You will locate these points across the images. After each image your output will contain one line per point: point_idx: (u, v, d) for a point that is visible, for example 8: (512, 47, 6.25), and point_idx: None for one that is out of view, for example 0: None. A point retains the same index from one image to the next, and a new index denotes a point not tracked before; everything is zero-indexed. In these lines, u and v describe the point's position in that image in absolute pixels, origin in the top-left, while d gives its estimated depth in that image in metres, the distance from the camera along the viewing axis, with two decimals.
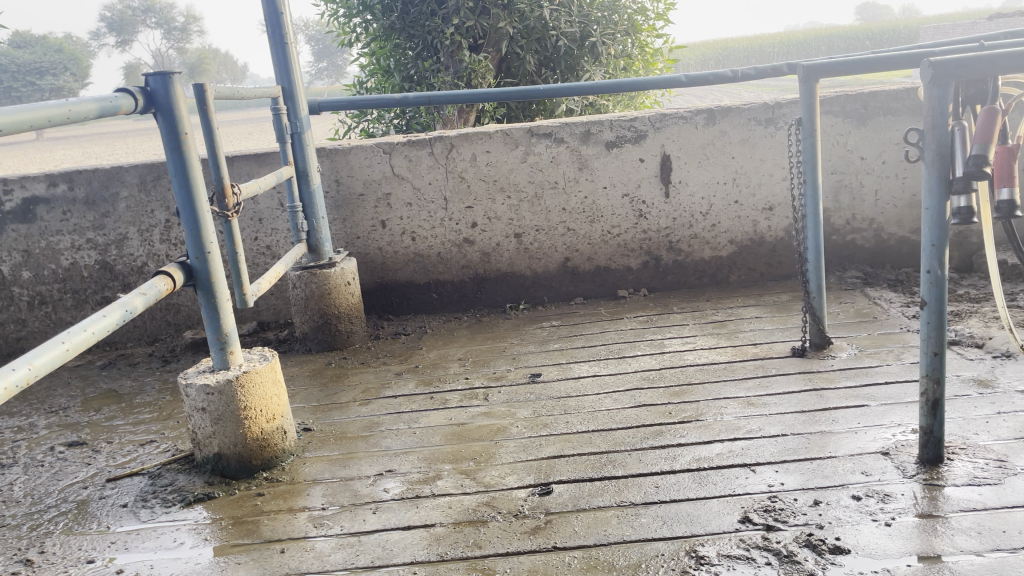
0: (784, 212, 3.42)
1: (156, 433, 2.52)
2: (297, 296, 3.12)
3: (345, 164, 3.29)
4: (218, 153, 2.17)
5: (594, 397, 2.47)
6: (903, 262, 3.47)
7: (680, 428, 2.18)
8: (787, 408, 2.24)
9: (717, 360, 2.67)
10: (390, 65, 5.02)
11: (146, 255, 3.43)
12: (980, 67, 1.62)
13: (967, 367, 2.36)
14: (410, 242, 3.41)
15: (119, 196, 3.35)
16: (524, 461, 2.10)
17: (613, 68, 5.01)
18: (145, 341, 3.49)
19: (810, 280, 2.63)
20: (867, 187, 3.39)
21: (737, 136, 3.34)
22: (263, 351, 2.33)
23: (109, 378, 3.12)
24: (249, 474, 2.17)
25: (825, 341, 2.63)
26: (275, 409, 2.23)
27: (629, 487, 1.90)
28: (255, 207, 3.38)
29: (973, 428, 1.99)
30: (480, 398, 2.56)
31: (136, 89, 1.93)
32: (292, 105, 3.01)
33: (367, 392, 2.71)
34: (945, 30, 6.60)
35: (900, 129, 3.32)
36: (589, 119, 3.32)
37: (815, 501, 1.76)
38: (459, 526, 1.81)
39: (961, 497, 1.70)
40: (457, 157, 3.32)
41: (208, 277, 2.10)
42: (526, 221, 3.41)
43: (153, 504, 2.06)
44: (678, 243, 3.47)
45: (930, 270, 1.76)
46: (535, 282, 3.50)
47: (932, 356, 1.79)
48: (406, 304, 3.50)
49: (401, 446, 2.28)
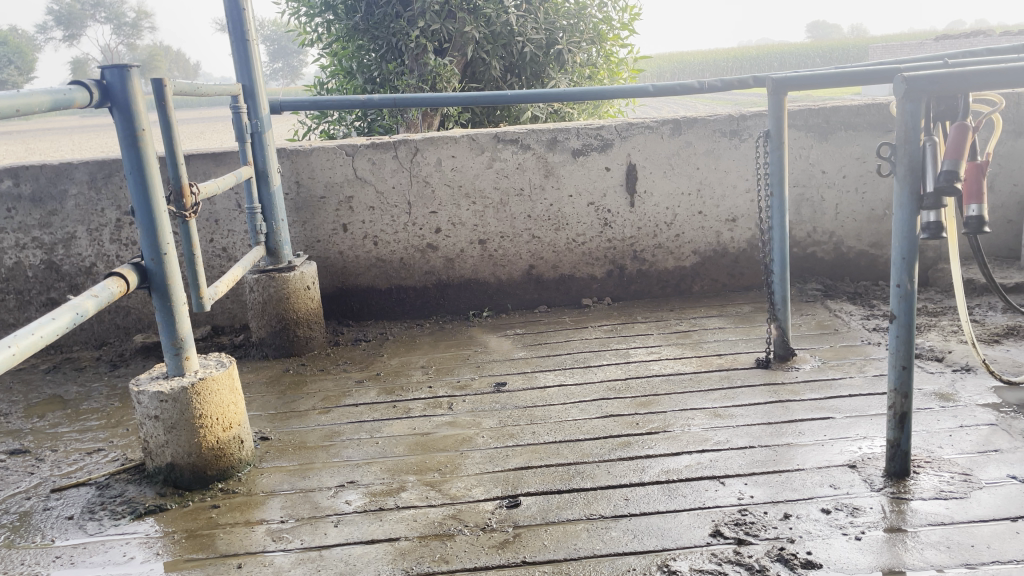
0: (747, 224, 3.44)
1: (104, 442, 2.41)
2: (254, 300, 3.03)
3: (306, 166, 3.22)
4: (176, 151, 2.09)
5: (561, 407, 2.44)
6: (862, 275, 3.52)
7: (648, 439, 2.16)
8: (754, 420, 2.24)
9: (683, 370, 2.66)
10: (353, 67, 4.90)
11: (95, 255, 3.30)
12: (953, 85, 1.64)
13: (928, 380, 2.39)
14: (372, 247, 3.35)
15: (68, 193, 3.22)
16: (490, 472, 2.05)
17: (579, 77, 5.01)
18: (93, 344, 3.36)
19: (775, 291, 2.61)
20: (828, 201, 3.43)
21: (702, 147, 3.35)
22: (220, 357, 2.24)
23: (54, 383, 2.98)
24: (203, 485, 2.09)
25: (789, 352, 2.64)
26: (232, 418, 2.15)
27: (599, 499, 1.87)
28: (211, 208, 3.27)
29: (937, 442, 2.01)
30: (445, 407, 2.51)
31: (91, 82, 1.85)
32: (253, 104, 2.93)
33: (328, 400, 2.63)
34: (898, 47, 6.78)
35: (861, 144, 3.36)
36: (555, 127, 3.30)
37: (785, 514, 1.75)
38: (425, 539, 1.76)
39: (929, 510, 1.71)
40: (422, 162, 3.26)
41: (164, 279, 2.02)
42: (491, 227, 3.37)
43: (100, 516, 1.96)
44: (642, 252, 3.46)
45: (899, 284, 1.77)
46: (498, 289, 3.46)
47: (901, 369, 1.80)
48: (367, 309, 3.43)
49: (363, 456, 2.21)
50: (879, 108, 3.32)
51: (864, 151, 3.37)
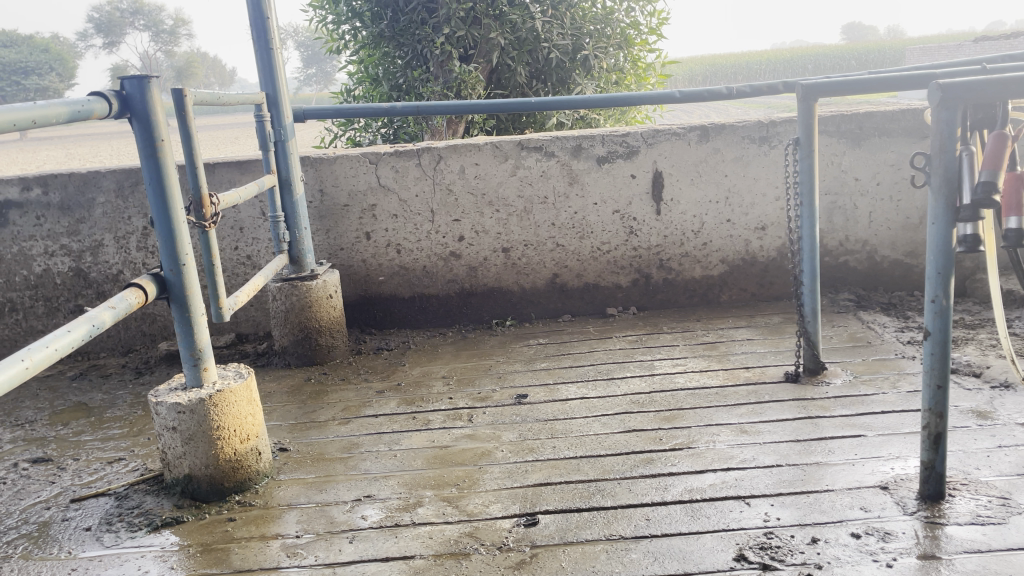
0: (777, 232, 3.36)
1: (125, 451, 2.41)
2: (277, 308, 3.03)
3: (329, 173, 3.21)
4: (196, 160, 2.08)
5: (582, 421, 2.39)
6: (896, 286, 3.42)
7: (672, 456, 2.11)
8: (781, 437, 2.17)
9: (709, 384, 2.59)
10: (379, 74, 4.94)
11: (122, 262, 3.32)
12: (990, 93, 1.57)
13: (965, 397, 2.30)
14: (395, 255, 3.33)
15: (96, 201, 3.24)
16: (509, 488, 2.01)
17: (605, 82, 4.97)
18: (119, 351, 3.38)
19: (805, 304, 2.54)
20: (861, 209, 3.34)
21: (731, 154, 3.28)
22: (239, 367, 2.23)
23: (79, 390, 3.00)
24: (220, 497, 2.07)
25: (820, 366, 2.56)
26: (250, 429, 2.13)
27: (619, 519, 1.82)
28: (236, 215, 3.28)
29: (974, 463, 1.93)
30: (465, 419, 2.47)
31: (110, 92, 1.84)
32: (276, 112, 2.92)
33: (348, 411, 2.61)
34: (934, 51, 6.65)
35: (896, 151, 3.27)
36: (580, 134, 3.25)
37: (813, 538, 1.68)
38: (440, 558, 1.73)
39: (965, 537, 1.63)
40: (445, 169, 3.24)
41: (183, 290, 2.01)
42: (515, 235, 3.34)
43: (118, 528, 1.95)
44: (668, 261, 3.40)
45: (934, 299, 1.70)
46: (522, 298, 3.42)
47: (935, 388, 1.73)
48: (390, 318, 3.41)
49: (380, 470, 2.18)
50: (915, 113, 3.23)
51: (898, 157, 3.28)
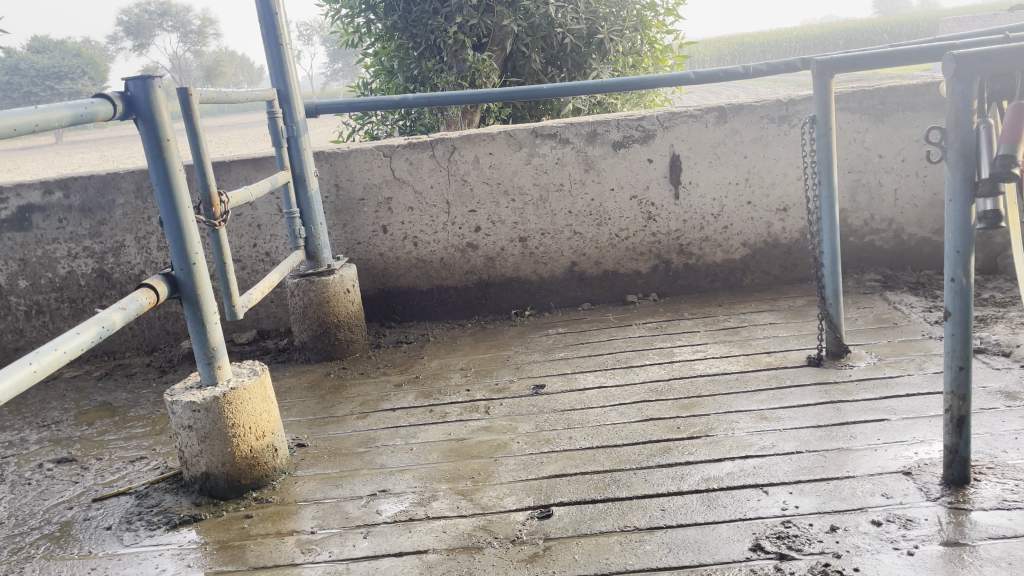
0: (799, 213, 3.29)
1: (146, 450, 2.44)
2: (295, 304, 3.04)
3: (344, 168, 3.21)
4: (204, 158, 2.07)
5: (599, 410, 2.36)
6: (924, 264, 3.33)
7: (690, 445, 2.07)
8: (802, 423, 2.13)
9: (729, 370, 2.55)
10: (394, 66, 4.94)
11: (143, 262, 3.36)
12: (1009, 63, 1.51)
13: (994, 378, 2.23)
14: (412, 248, 3.32)
15: (116, 203, 3.28)
16: (523, 480, 1.99)
17: (622, 66, 4.92)
18: (144, 350, 3.42)
19: (826, 286, 2.48)
20: (886, 186, 3.26)
21: (749, 135, 3.22)
22: (254, 365, 2.24)
23: (104, 390, 3.04)
24: (238, 494, 2.09)
25: (843, 349, 2.51)
26: (266, 426, 2.14)
27: (634, 510, 1.79)
28: (253, 213, 3.29)
29: (1001, 446, 1.87)
30: (482, 411, 2.46)
31: (115, 94, 1.84)
32: (289, 108, 2.92)
33: (366, 405, 2.61)
34: (966, 22, 6.48)
35: (921, 126, 3.18)
36: (595, 119, 3.21)
37: (832, 527, 1.64)
38: (453, 553, 1.72)
39: (990, 523, 1.58)
40: (460, 160, 3.22)
41: (194, 289, 2.01)
42: (531, 224, 3.31)
43: (137, 527, 1.98)
44: (689, 245, 3.35)
45: (954, 278, 1.65)
46: (541, 287, 3.40)
47: (957, 370, 1.67)
48: (409, 310, 3.41)
49: (397, 463, 2.18)
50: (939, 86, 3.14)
51: (923, 132, 3.19)
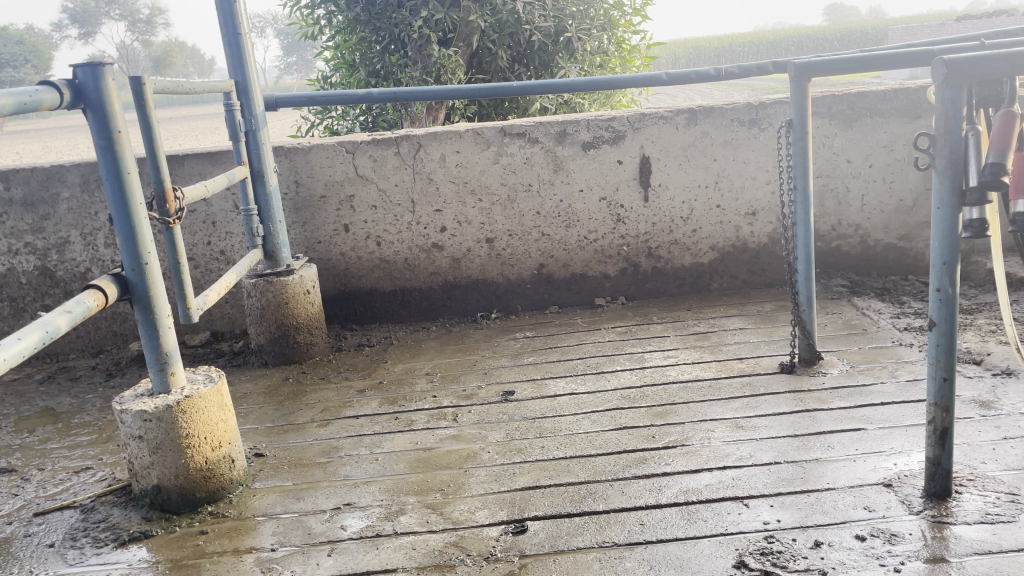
0: (768, 217, 3.27)
1: (92, 460, 2.30)
2: (252, 306, 2.91)
3: (305, 164, 3.09)
4: (158, 152, 1.95)
5: (571, 418, 2.30)
6: (890, 269, 3.34)
7: (665, 455, 2.02)
8: (778, 432, 2.09)
9: (702, 376, 2.50)
10: (356, 60, 4.82)
11: (89, 260, 3.19)
12: (999, 69, 1.49)
13: (967, 386, 2.23)
14: (375, 247, 3.22)
15: (60, 197, 3.11)
16: (495, 493, 1.92)
17: (589, 65, 4.88)
18: (89, 352, 3.26)
19: (800, 292, 2.45)
20: (853, 192, 3.26)
21: (720, 137, 3.19)
22: (209, 371, 2.11)
23: (46, 395, 2.88)
24: (192, 508, 1.97)
25: (815, 356, 2.48)
26: (222, 436, 2.02)
27: (612, 524, 1.73)
28: (207, 209, 3.15)
29: (979, 456, 1.85)
30: (449, 419, 2.37)
31: (62, 82, 1.71)
32: (246, 101, 2.79)
33: (327, 412, 2.51)
34: (918, 30, 6.63)
35: (888, 132, 3.18)
36: (564, 118, 3.14)
37: (816, 542, 1.60)
38: (423, 571, 1.63)
39: (974, 537, 1.55)
40: (426, 158, 3.12)
41: (146, 291, 1.89)
42: (499, 225, 3.23)
43: (82, 544, 1.85)
44: (657, 249, 3.31)
45: (940, 288, 1.62)
46: (507, 290, 3.32)
47: (941, 381, 1.64)
48: (371, 313, 3.30)
49: (362, 475, 2.08)
50: (908, 92, 3.15)
51: (891, 138, 3.19)
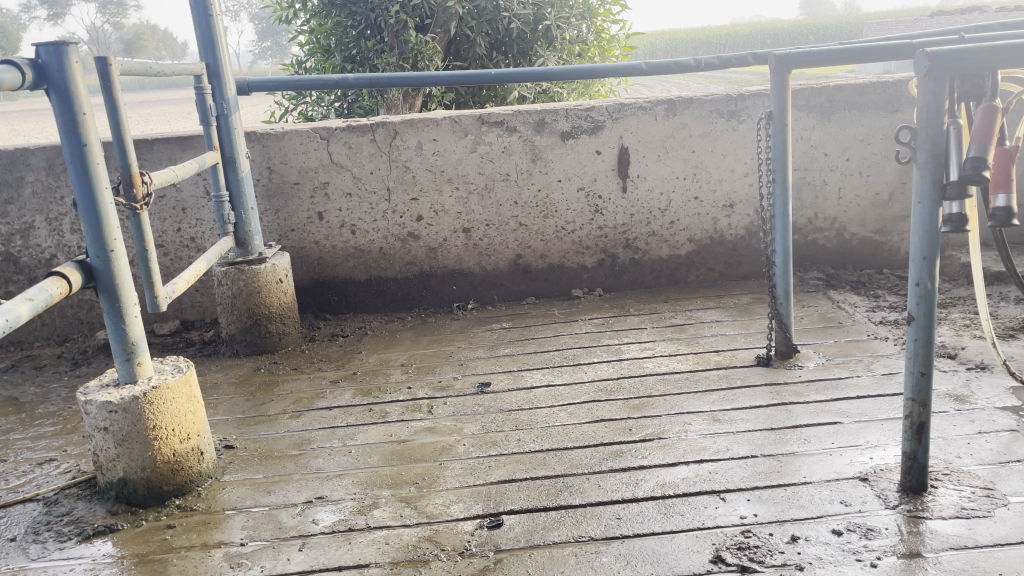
0: (746, 209, 3.27)
1: (56, 451, 2.24)
2: (223, 294, 2.86)
3: (278, 150, 3.03)
4: (124, 135, 1.89)
5: (548, 411, 2.28)
6: (865, 263, 3.36)
7: (643, 448, 2.00)
8: (755, 426, 2.08)
9: (679, 369, 2.49)
10: (331, 45, 4.74)
11: (55, 246, 3.11)
12: (982, 62, 1.47)
13: (942, 381, 2.23)
14: (350, 236, 3.17)
15: (25, 180, 3.02)
16: (471, 486, 1.89)
17: (568, 54, 4.84)
18: (55, 340, 3.19)
19: (777, 285, 2.45)
20: (830, 185, 3.26)
21: (698, 129, 3.17)
22: (177, 362, 2.06)
23: (9, 384, 2.80)
24: (159, 501, 1.92)
25: (791, 349, 2.48)
26: (190, 428, 1.97)
27: (589, 518, 1.71)
28: (177, 195, 3.08)
29: (955, 451, 1.85)
30: (424, 411, 2.34)
31: (23, 61, 1.64)
32: (217, 84, 2.73)
33: (299, 403, 2.46)
34: (892, 25, 6.70)
35: (865, 125, 3.19)
36: (543, 108, 3.11)
37: (793, 536, 1.59)
38: (397, 566, 1.60)
39: (950, 532, 1.55)
40: (402, 145, 3.08)
41: (111, 279, 1.83)
42: (476, 214, 3.19)
43: (45, 539, 1.79)
44: (635, 240, 3.29)
45: (919, 283, 1.61)
46: (484, 280, 3.29)
47: (919, 375, 1.64)
48: (345, 303, 3.25)
49: (335, 467, 2.04)
50: (885, 86, 3.15)
51: (868, 132, 3.20)
